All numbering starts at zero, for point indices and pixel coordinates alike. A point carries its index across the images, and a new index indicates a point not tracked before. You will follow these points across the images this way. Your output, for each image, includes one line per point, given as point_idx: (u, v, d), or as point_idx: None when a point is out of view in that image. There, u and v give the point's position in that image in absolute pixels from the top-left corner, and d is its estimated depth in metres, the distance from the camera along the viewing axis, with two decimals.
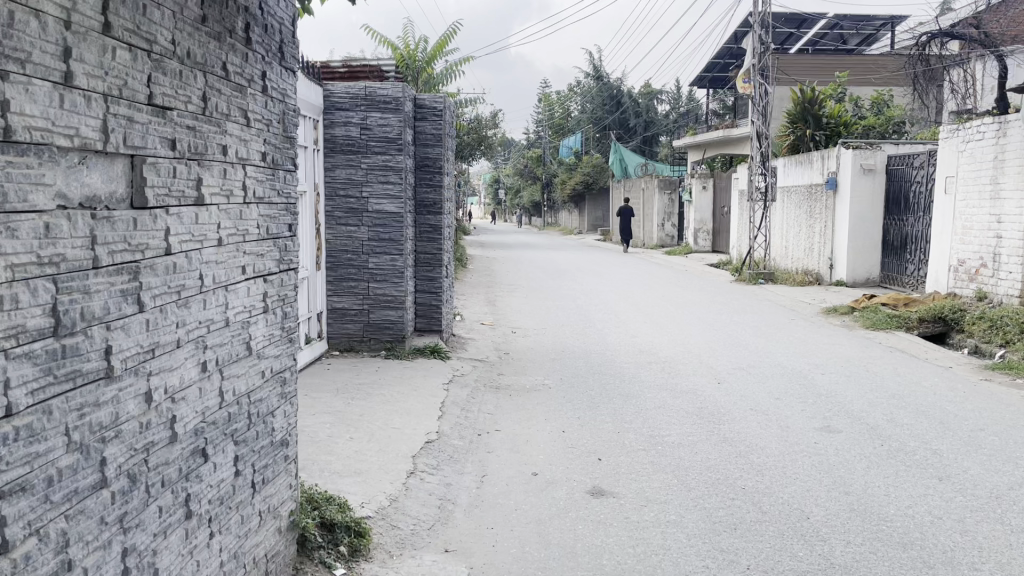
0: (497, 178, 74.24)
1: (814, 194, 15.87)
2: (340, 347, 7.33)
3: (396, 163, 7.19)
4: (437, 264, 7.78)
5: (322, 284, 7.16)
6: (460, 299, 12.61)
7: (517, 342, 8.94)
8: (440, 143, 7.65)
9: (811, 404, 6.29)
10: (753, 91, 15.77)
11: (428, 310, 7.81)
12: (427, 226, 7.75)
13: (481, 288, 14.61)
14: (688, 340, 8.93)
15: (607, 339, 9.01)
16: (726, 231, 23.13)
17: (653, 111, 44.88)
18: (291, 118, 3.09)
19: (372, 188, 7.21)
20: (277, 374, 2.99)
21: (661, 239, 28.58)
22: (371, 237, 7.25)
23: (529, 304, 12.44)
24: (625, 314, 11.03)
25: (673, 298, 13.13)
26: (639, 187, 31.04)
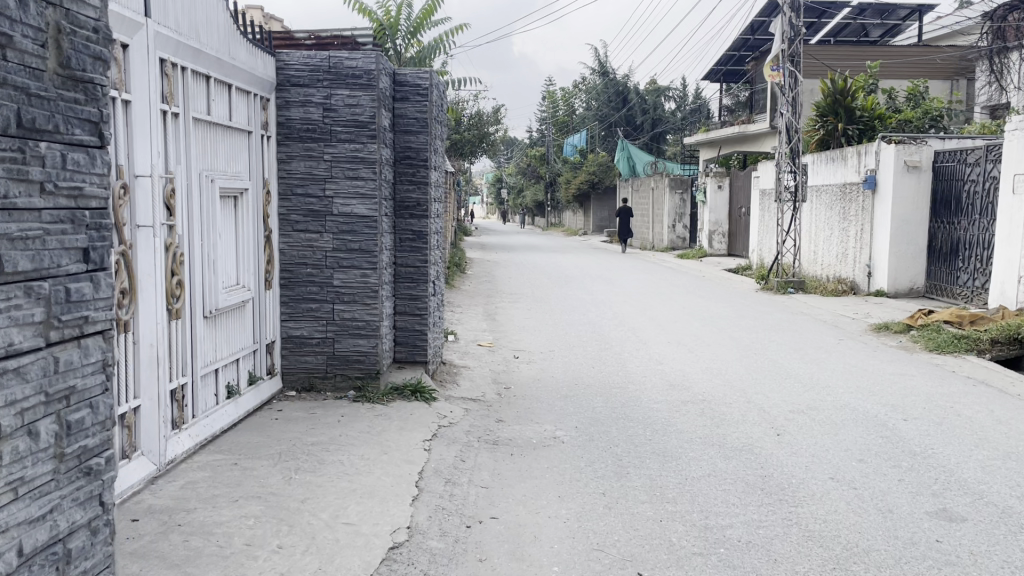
0: (500, 177, 72.80)
1: (849, 194, 14.36)
2: (298, 386, 5.81)
3: (368, 153, 5.69)
4: (422, 280, 6.26)
5: (275, 307, 5.69)
6: (456, 313, 11.11)
7: (522, 372, 7.43)
8: (426, 130, 6.15)
9: (907, 470, 4.81)
10: (781, 79, 14.27)
11: (411, 338, 6.28)
12: (409, 233, 6.24)
13: (480, 298, 13.11)
14: (727, 370, 7.43)
15: (629, 369, 7.51)
16: (744, 234, 21.62)
17: (660, 109, 43.42)
18: (82, 48, 1.78)
19: (338, 185, 5.71)
20: (42, 549, 1.67)
21: (672, 242, 27.14)
22: (336, 246, 5.74)
23: (533, 318, 10.93)
24: (645, 333, 9.52)
25: (697, 310, 11.63)
26: (649, 186, 29.56)
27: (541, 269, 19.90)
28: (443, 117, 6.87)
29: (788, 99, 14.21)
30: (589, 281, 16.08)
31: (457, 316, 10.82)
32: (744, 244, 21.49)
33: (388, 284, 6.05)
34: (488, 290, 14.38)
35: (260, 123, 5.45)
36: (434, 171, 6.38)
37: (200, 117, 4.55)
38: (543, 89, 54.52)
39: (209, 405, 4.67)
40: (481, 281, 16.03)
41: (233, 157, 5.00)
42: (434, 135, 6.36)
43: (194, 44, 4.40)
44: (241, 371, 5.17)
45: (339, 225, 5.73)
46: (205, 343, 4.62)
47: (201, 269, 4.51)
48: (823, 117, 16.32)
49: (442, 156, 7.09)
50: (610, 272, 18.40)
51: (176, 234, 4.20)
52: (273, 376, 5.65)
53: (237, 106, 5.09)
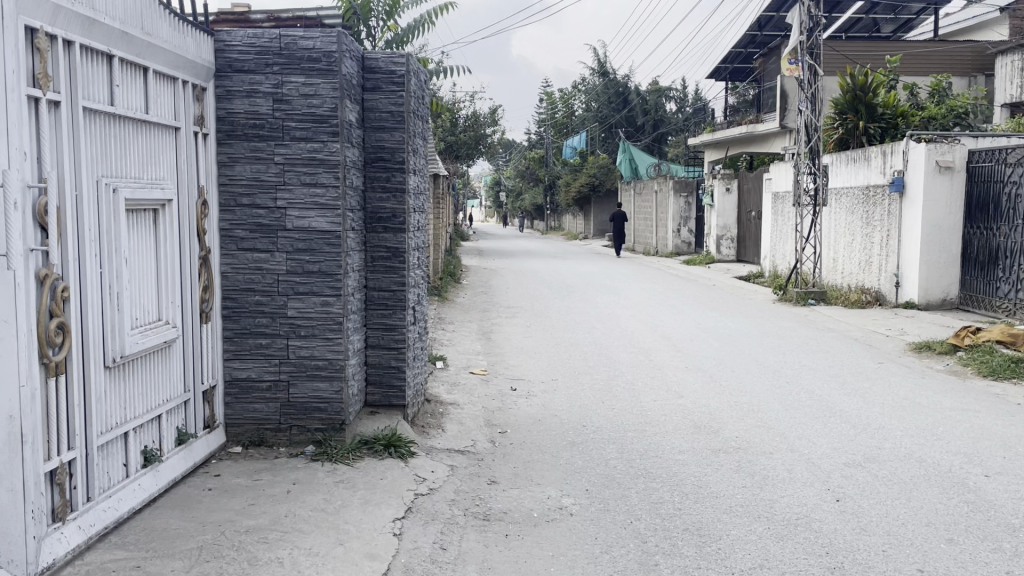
0: (498, 180, 71.83)
1: (872, 197, 13.30)
2: (246, 439, 4.75)
3: (329, 154, 4.63)
4: (399, 307, 5.20)
5: (216, 344, 4.63)
6: (448, 332, 10.05)
7: (520, 410, 6.35)
8: (402, 126, 5.10)
9: (1013, 556, 3.75)
10: (800, 73, 13.22)
11: (386, 377, 5.22)
12: (382, 249, 5.17)
13: (475, 312, 12.06)
14: (760, 407, 6.36)
15: (644, 405, 6.43)
16: (754, 238, 20.57)
17: (662, 110, 42.49)
18: None
19: (293, 194, 4.66)
20: None
21: (677, 247, 26.02)
22: (290, 269, 4.69)
23: (533, 337, 9.86)
24: (659, 357, 8.46)
25: (713, 326, 10.60)
26: (652, 189, 28.50)
27: (541, 277, 18.84)
28: (425, 112, 5.82)
29: (806, 95, 13.16)
30: (592, 291, 15.02)
31: (448, 336, 9.75)
32: (754, 249, 20.44)
33: (356, 313, 4.99)
34: (484, 303, 13.34)
35: (192, 118, 4.40)
36: (412, 175, 5.33)
37: (99, 108, 3.50)
38: (543, 91, 53.55)
39: (115, 480, 3.62)
40: (478, 292, 14.99)
41: (151, 160, 3.96)
42: (413, 134, 5.31)
43: (87, 11, 3.35)
44: (167, 429, 4.12)
45: (293, 242, 4.68)
46: (109, 401, 3.57)
47: (99, 305, 3.48)
48: (841, 115, 15.28)
49: (425, 159, 6.05)
50: (614, 280, 17.36)
51: (54, 264, 3.16)
52: (213, 430, 4.59)
53: (157, 96, 4.04)
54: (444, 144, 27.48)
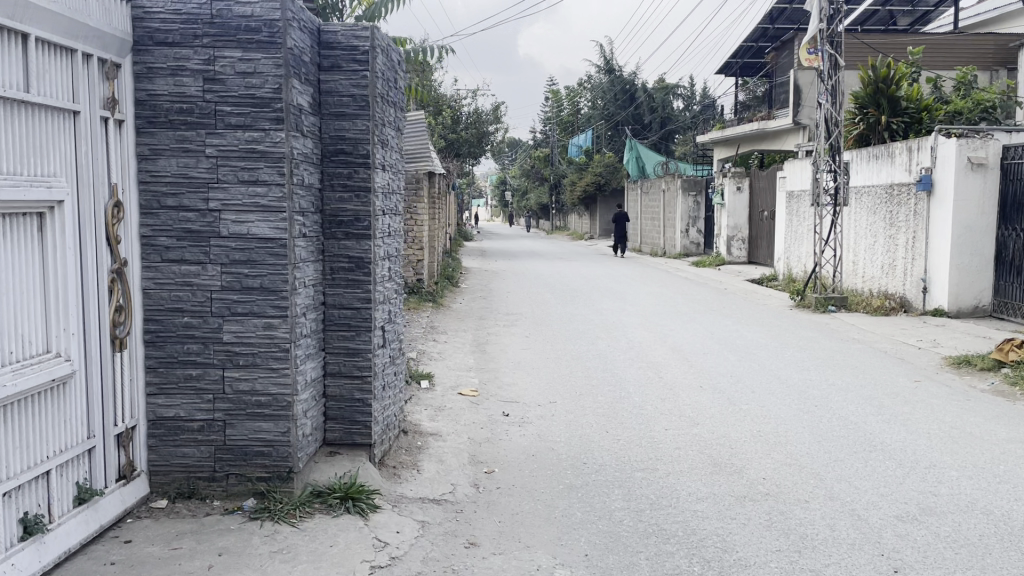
0: (503, 180, 71.15)
1: (896, 196, 12.42)
2: (174, 491, 3.93)
3: (271, 146, 3.82)
4: (363, 329, 4.37)
5: (135, 378, 3.81)
6: (438, 343, 9.22)
7: (511, 441, 5.50)
8: (365, 112, 4.28)
9: None
10: (820, 64, 12.33)
11: (348, 411, 4.39)
12: (343, 259, 4.34)
13: (471, 320, 11.23)
14: (788, 439, 5.52)
15: (655, 436, 5.59)
16: (767, 240, 19.70)
17: (670, 108, 41.60)
18: None
19: (229, 194, 3.84)
20: None
21: (685, 247, 25.32)
22: (225, 284, 3.87)
23: (531, 349, 9.03)
24: (671, 374, 7.62)
25: (728, 337, 9.74)
26: (659, 188, 27.63)
27: (544, 280, 17.99)
28: (399, 98, 4.99)
29: (826, 87, 12.28)
30: (596, 297, 14.16)
31: (439, 349, 8.92)
32: (767, 251, 19.57)
33: (310, 338, 4.16)
34: (481, 309, 12.52)
35: (99, 101, 3.57)
36: (380, 171, 4.50)
37: None
38: (548, 89, 52.76)
39: None
40: (475, 296, 14.17)
41: (33, 152, 3.13)
42: (380, 122, 4.48)
43: None
44: (61, 488, 3.31)
45: (229, 252, 3.86)
46: None
47: None
48: (862, 109, 14.41)
49: (400, 154, 5.22)
50: (620, 284, 16.49)
51: None
52: (129, 482, 3.77)
53: (46, 72, 3.22)
54: (444, 141, 26.66)
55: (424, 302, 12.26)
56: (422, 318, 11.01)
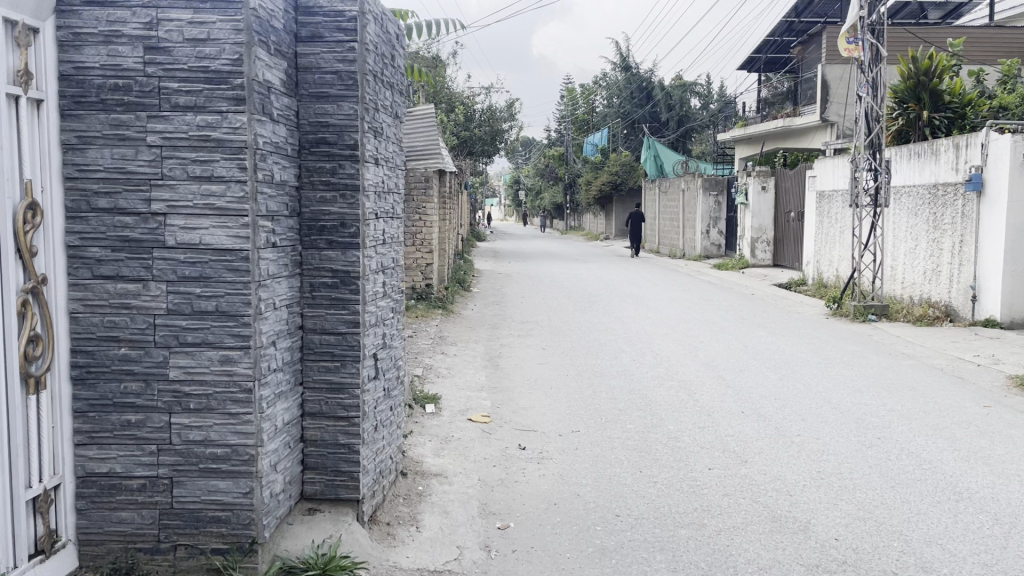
0: (517, 179, 70.28)
1: (941, 197, 11.51)
2: (110, 565, 3.15)
3: (230, 133, 3.02)
4: (349, 358, 3.57)
5: (58, 426, 3.02)
6: (447, 357, 8.42)
7: (528, 484, 4.68)
8: (352, 93, 3.48)
9: None
10: (861, 54, 11.43)
11: (331, 459, 3.60)
12: (326, 274, 3.55)
13: (484, 329, 10.40)
14: (856, 484, 4.68)
15: (698, 479, 4.76)
16: (794, 242, 18.80)
17: (687, 105, 40.66)
18: None
19: (176, 194, 3.04)
20: None
21: (705, 249, 24.45)
22: (172, 309, 3.07)
23: (550, 364, 8.21)
24: (706, 396, 6.77)
25: (763, 351, 8.89)
26: (678, 187, 26.73)
27: (561, 284, 17.14)
28: (397, 80, 4.19)
29: (866, 80, 11.39)
30: (617, 303, 13.32)
31: (449, 364, 8.10)
32: (795, 253, 18.67)
33: (283, 371, 3.37)
34: (495, 316, 11.70)
35: (12, 75, 2.77)
36: (372, 167, 3.70)
37: None
38: (563, 87, 51.87)
39: None
40: (489, 303, 13.35)
41: None
42: (371, 107, 3.68)
43: None
44: None
45: (178, 267, 3.06)
46: None
47: None
48: (901, 103, 13.50)
49: (401, 148, 4.43)
50: (640, 289, 15.65)
51: None
52: (50, 557, 2.98)
53: None
54: (456, 139, 25.83)
55: (433, 310, 11.45)
56: (431, 327, 10.20)
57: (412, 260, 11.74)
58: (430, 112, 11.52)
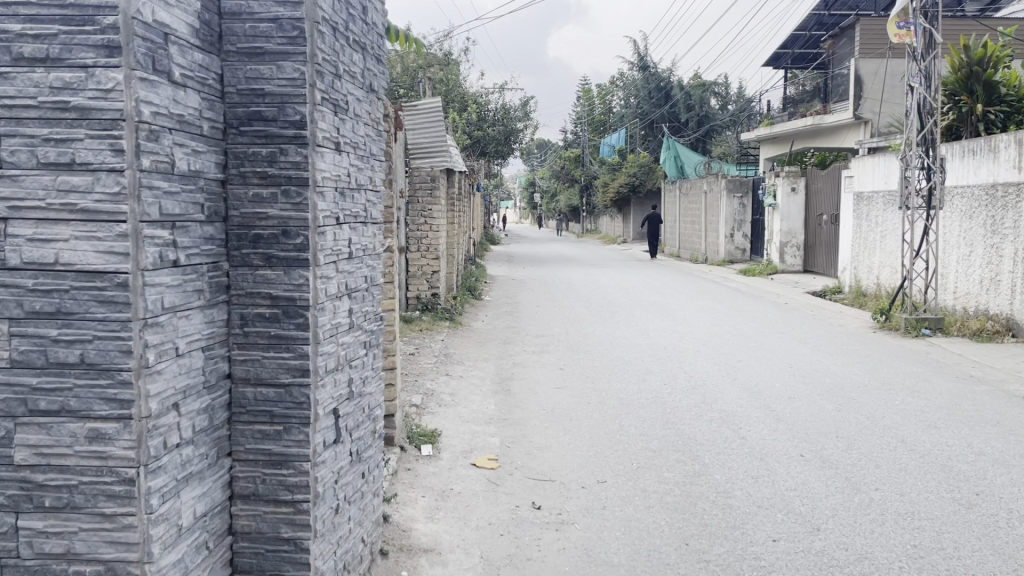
0: (532, 180, 69.32)
1: (1002, 198, 10.39)
2: None
3: (98, 96, 2.01)
4: (294, 420, 2.55)
5: None
6: (451, 380, 7.41)
7: (544, 564, 3.65)
8: (298, 49, 2.48)
9: None
10: (913, 40, 10.31)
11: (271, 560, 2.59)
12: (262, 304, 2.54)
13: (496, 345, 9.37)
14: (967, 568, 3.63)
15: (762, 557, 3.72)
16: (828, 246, 17.68)
17: (707, 105, 39.58)
18: None
19: (19, 187, 2.02)
20: None
21: (729, 254, 23.37)
22: (17, 361, 2.06)
23: (569, 390, 7.17)
24: (755, 433, 5.73)
25: (812, 373, 7.81)
26: (700, 189, 25.64)
27: (579, 291, 16.10)
28: (373, 40, 3.17)
29: (918, 69, 10.29)
30: (640, 313, 12.28)
31: (454, 389, 7.09)
32: (829, 259, 17.57)
33: (195, 444, 2.35)
34: (509, 329, 10.67)
35: None
36: (332, 154, 2.70)
37: None
38: (579, 88, 50.86)
39: None
40: (502, 313, 12.33)
41: None
42: (330, 70, 2.67)
43: None
44: None
45: (24, 297, 2.05)
46: None
47: None
48: (951, 97, 12.34)
49: (381, 134, 3.42)
50: (665, 297, 14.60)
51: None
52: None
53: None
54: (468, 138, 24.83)
55: (440, 322, 10.42)
56: (436, 342, 9.18)
57: (416, 267, 10.70)
58: (436, 112, 10.80)
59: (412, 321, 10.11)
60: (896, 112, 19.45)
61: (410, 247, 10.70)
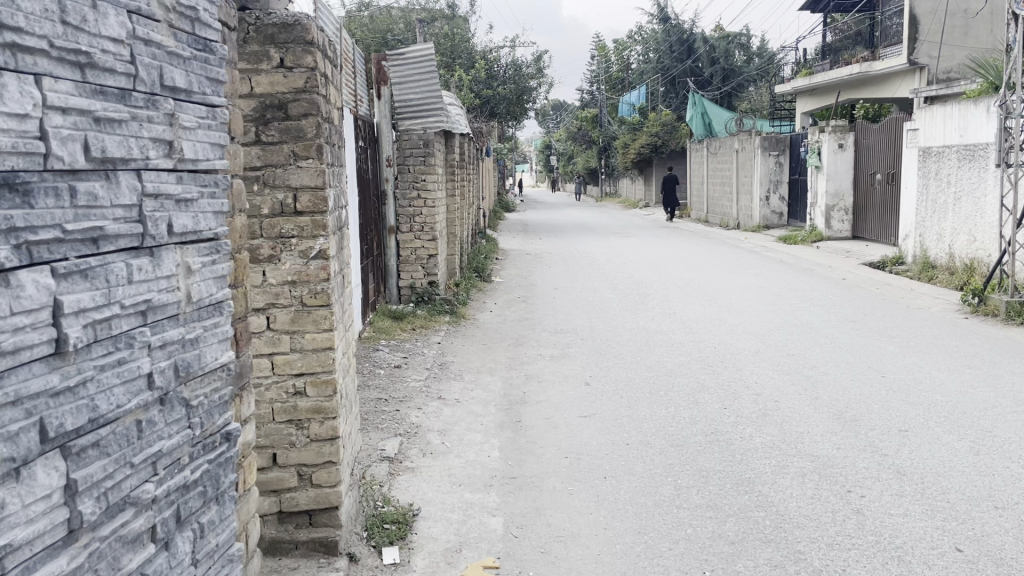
0: (547, 143, 67.05)
1: None
2: None
3: None
4: None
5: None
6: (443, 408, 5.69)
7: None
8: None
9: None
10: None
11: None
12: None
13: (507, 347, 7.60)
14: None
15: None
16: (882, 210, 15.70)
17: (733, 59, 37.22)
18: None
19: None
20: None
21: (765, 218, 21.46)
22: None
23: (597, 422, 5.41)
24: (877, 506, 3.95)
25: (915, 388, 5.97)
26: (731, 148, 23.59)
27: (603, 267, 14.26)
28: None
29: None
30: (676, 295, 10.47)
31: (446, 423, 5.35)
32: (884, 223, 15.59)
33: None
34: (525, 323, 8.89)
35: None
36: None
37: None
38: (595, 44, 48.49)
39: None
40: (516, 299, 10.55)
41: None
42: None
43: None
44: None
45: None
46: None
47: None
48: None
49: (207, 57, 1.95)
50: (700, 274, 12.76)
51: None
52: None
53: None
54: (477, 99, 22.87)
55: (438, 317, 8.66)
56: (431, 346, 7.44)
57: (409, 251, 8.93)
58: (423, 59, 8.71)
59: (406, 316, 8.34)
60: (958, 56, 17.27)
61: (399, 226, 8.94)
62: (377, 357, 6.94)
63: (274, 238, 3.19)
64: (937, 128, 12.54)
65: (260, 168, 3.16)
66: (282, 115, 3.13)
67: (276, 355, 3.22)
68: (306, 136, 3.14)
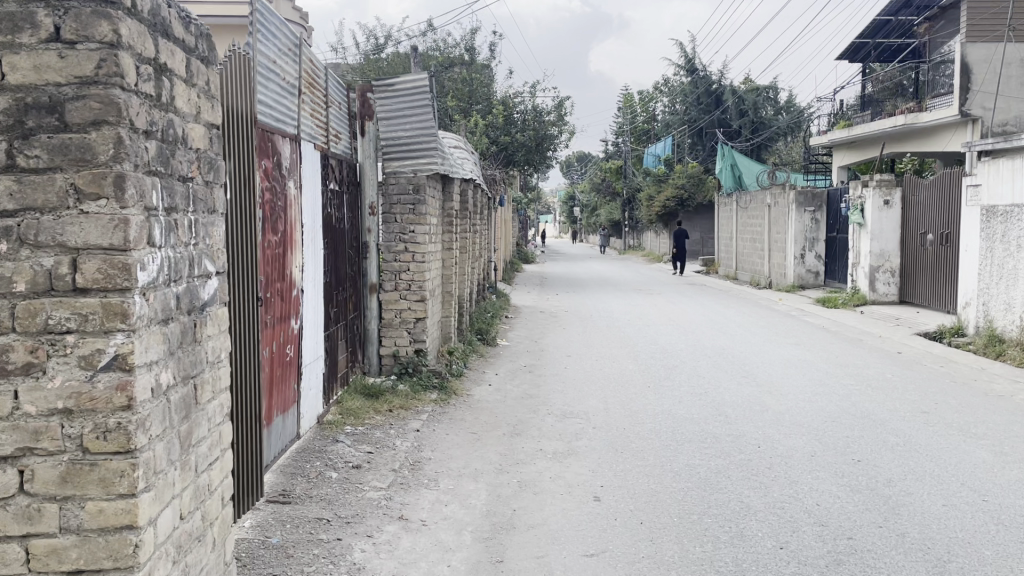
0: (571, 193, 66.19)
1: None
2: None
3: None
4: None
5: None
6: (401, 536, 4.27)
7: None
8: None
9: None
10: None
11: None
12: None
13: (502, 437, 6.21)
14: None
15: None
16: (935, 273, 14.20)
17: (762, 112, 36.13)
18: None
19: None
20: None
21: (799, 278, 20.02)
22: None
23: (606, 565, 3.97)
24: None
25: None
26: (763, 202, 22.26)
27: (623, 328, 12.87)
28: None
29: None
30: (708, 370, 9.03)
31: (401, 563, 3.93)
32: (937, 287, 14.08)
33: None
34: (530, 402, 7.50)
35: None
36: None
37: None
38: (622, 94, 47.76)
39: None
40: (522, 369, 9.17)
41: None
42: None
43: None
44: None
45: None
46: None
47: None
48: None
49: None
50: (731, 341, 11.30)
51: None
52: None
53: None
54: (494, 146, 21.73)
55: (423, 394, 7.28)
56: (407, 436, 6.05)
57: (394, 315, 7.60)
58: (421, 95, 7.49)
59: (385, 394, 6.98)
60: (1014, 108, 15.88)
61: (383, 284, 7.61)
62: (337, 452, 5.56)
63: (35, 333, 2.10)
64: (1006, 185, 11.10)
65: (15, 214, 2.11)
66: (56, 124, 2.12)
67: (34, 538, 2.12)
68: (94, 160, 2.10)
